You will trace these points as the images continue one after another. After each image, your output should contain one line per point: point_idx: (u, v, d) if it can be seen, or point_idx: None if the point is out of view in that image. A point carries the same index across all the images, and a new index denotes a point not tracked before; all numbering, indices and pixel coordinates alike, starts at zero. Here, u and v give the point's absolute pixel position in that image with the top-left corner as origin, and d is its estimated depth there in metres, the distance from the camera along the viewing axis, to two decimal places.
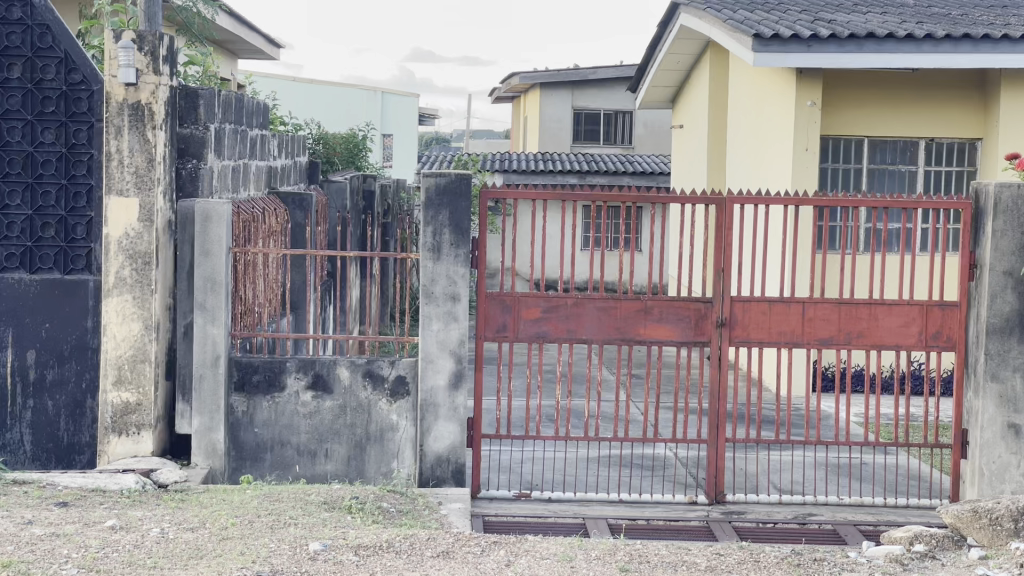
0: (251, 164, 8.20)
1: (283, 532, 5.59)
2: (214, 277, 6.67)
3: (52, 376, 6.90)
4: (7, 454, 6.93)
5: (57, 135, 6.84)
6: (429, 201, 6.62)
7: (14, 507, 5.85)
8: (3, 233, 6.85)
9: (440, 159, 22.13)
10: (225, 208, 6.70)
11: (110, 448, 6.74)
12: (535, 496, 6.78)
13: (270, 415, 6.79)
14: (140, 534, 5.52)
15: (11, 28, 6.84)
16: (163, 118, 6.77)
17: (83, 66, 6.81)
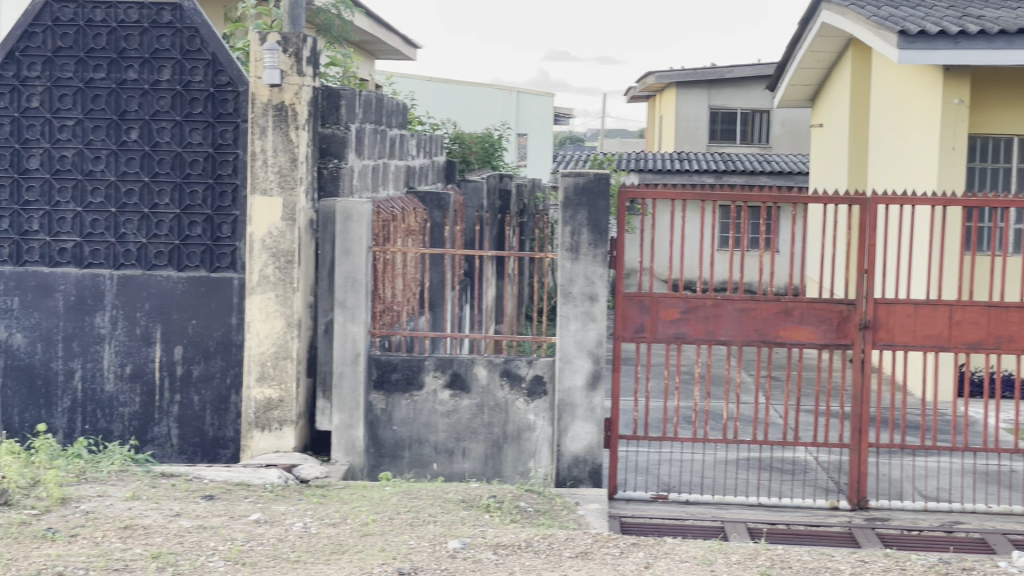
0: (390, 163, 8.28)
1: (423, 530, 5.63)
2: (355, 276, 6.75)
3: (198, 371, 7.04)
4: (155, 447, 7.10)
5: (204, 135, 7.00)
6: (568, 201, 6.62)
7: (163, 499, 6.00)
8: (153, 232, 7.04)
9: (575, 159, 22.11)
10: (366, 207, 6.75)
11: (253, 443, 6.86)
12: (672, 499, 6.75)
13: (409, 413, 6.86)
14: (284, 528, 5.61)
15: (162, 31, 7.03)
16: (305, 118, 6.85)
17: (230, 68, 6.94)
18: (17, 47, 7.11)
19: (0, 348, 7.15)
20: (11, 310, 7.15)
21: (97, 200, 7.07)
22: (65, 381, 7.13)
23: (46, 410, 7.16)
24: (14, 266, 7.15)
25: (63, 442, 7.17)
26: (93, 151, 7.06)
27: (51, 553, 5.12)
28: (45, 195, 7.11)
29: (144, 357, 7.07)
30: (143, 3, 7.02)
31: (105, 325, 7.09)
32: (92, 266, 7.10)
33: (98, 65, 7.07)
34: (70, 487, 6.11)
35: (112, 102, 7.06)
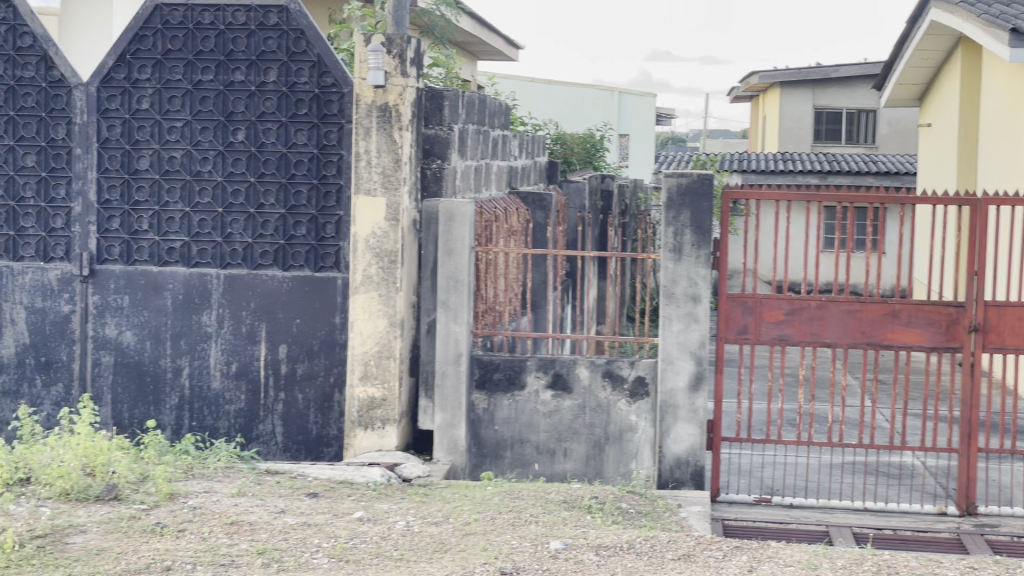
0: (493, 164, 8.30)
1: (524, 530, 5.63)
2: (457, 276, 6.78)
3: (302, 370, 7.12)
4: (260, 445, 7.19)
5: (309, 136, 7.07)
6: (671, 201, 6.59)
7: (268, 496, 6.08)
8: (258, 231, 7.14)
9: (678, 159, 22.00)
10: (469, 208, 6.77)
11: (356, 441, 6.92)
12: (776, 502, 6.69)
13: (510, 413, 6.88)
14: (386, 526, 5.64)
15: (268, 33, 7.10)
16: (409, 119, 6.89)
17: (335, 69, 6.99)
18: (128, 50, 7.25)
19: (111, 345, 7.29)
20: (122, 309, 7.28)
21: (204, 200, 7.18)
22: (173, 379, 7.25)
23: (154, 407, 7.28)
24: (124, 265, 7.29)
25: (171, 438, 7.29)
26: (201, 151, 7.17)
27: (159, 548, 5.21)
28: (154, 195, 7.25)
29: (250, 355, 7.16)
30: (250, 6, 7.11)
31: (211, 323, 7.19)
32: (200, 266, 7.21)
33: (206, 67, 7.17)
34: (178, 483, 6.22)
35: (220, 103, 7.16)
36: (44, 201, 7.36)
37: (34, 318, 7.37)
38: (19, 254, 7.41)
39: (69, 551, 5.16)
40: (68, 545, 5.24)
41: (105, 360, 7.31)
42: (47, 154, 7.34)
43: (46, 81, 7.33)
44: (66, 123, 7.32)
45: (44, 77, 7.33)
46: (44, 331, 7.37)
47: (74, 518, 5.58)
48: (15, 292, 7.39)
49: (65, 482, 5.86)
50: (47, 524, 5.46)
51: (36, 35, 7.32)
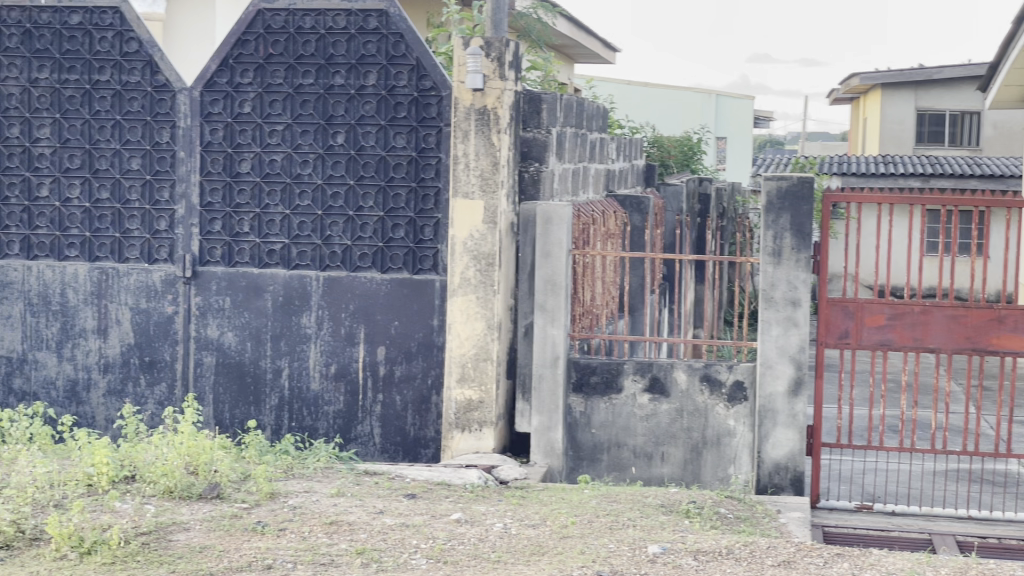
0: (591, 166, 8.29)
1: (622, 533, 5.62)
2: (555, 279, 6.78)
3: (400, 372, 7.16)
4: (359, 446, 7.25)
5: (408, 139, 7.11)
6: (771, 205, 6.53)
7: (367, 497, 6.12)
8: (358, 234, 7.20)
9: (776, 162, 21.79)
10: (567, 211, 6.76)
11: (453, 443, 6.95)
12: (877, 509, 6.60)
13: (608, 417, 6.86)
14: (484, 528, 5.66)
15: (368, 37, 7.15)
16: (507, 122, 6.90)
17: (433, 73, 7.04)
18: (231, 55, 7.34)
19: (213, 346, 7.40)
20: (223, 310, 7.38)
21: (304, 203, 7.26)
22: (273, 379, 7.34)
23: (254, 407, 7.38)
24: (225, 266, 7.39)
25: (271, 438, 7.37)
26: (301, 155, 7.25)
27: (260, 546, 5.27)
28: (255, 198, 7.34)
29: (348, 357, 7.22)
30: (351, 10, 7.18)
31: (311, 325, 7.27)
32: (299, 267, 7.29)
33: (306, 72, 7.23)
34: (278, 482, 6.29)
35: (320, 107, 7.22)
36: (148, 203, 7.48)
37: (139, 319, 7.50)
38: (124, 256, 7.53)
39: (173, 548, 5.25)
40: (172, 543, 5.32)
41: (207, 360, 7.41)
42: (152, 157, 7.45)
43: (151, 85, 7.44)
44: (170, 127, 7.43)
45: (150, 81, 7.44)
46: (148, 332, 7.50)
47: (177, 516, 5.67)
48: (120, 293, 7.52)
49: (169, 480, 5.96)
50: (151, 521, 5.55)
51: (142, 40, 7.43)
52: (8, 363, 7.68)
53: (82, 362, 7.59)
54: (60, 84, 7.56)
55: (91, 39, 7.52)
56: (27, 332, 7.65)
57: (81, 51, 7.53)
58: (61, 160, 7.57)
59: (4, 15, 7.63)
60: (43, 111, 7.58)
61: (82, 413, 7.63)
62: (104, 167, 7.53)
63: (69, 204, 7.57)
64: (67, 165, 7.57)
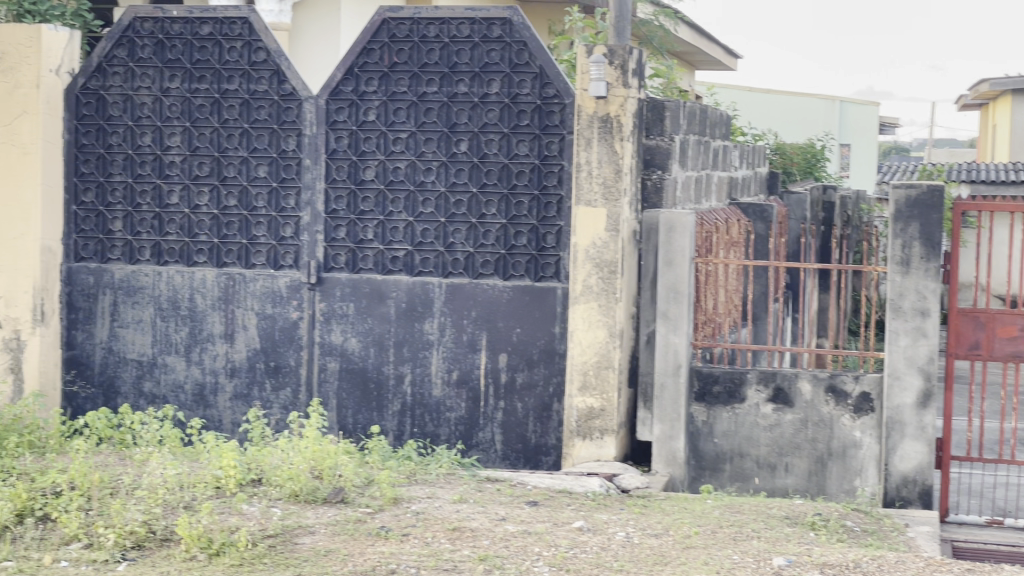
0: (714, 173, 8.24)
1: (746, 545, 5.56)
2: (678, 287, 6.75)
3: (522, 379, 7.17)
4: (480, 452, 7.27)
5: (531, 147, 7.12)
6: (900, 213, 6.43)
7: (489, 503, 6.15)
8: (480, 241, 7.21)
9: (902, 170, 21.42)
10: (690, 218, 6.73)
11: (574, 451, 6.96)
12: (1008, 525, 6.46)
13: (730, 426, 6.80)
14: (606, 537, 5.64)
15: (492, 45, 7.18)
16: (631, 130, 6.89)
17: (557, 81, 7.02)
18: (356, 63, 7.42)
19: (338, 352, 7.48)
20: (347, 316, 7.46)
21: (428, 210, 7.31)
22: (396, 385, 7.40)
23: (377, 412, 7.44)
24: (350, 273, 7.47)
25: (393, 443, 7.43)
26: (424, 162, 7.31)
27: (384, 551, 5.32)
28: (379, 206, 7.41)
29: (470, 363, 7.26)
30: (474, 18, 7.18)
31: (433, 331, 7.32)
32: (422, 274, 7.34)
33: (431, 80, 7.30)
34: (401, 488, 6.34)
35: (444, 114, 7.27)
36: (275, 210, 7.58)
37: (265, 324, 7.62)
38: (251, 262, 7.64)
39: (299, 551, 5.32)
40: (298, 546, 5.40)
41: (331, 366, 7.50)
42: (278, 165, 7.56)
43: (278, 94, 7.54)
44: (296, 135, 7.52)
45: (277, 90, 7.54)
46: (273, 337, 7.61)
47: (303, 519, 5.75)
48: (247, 298, 7.63)
49: (295, 483, 6.04)
50: (278, 523, 5.63)
51: (269, 50, 7.53)
52: (138, 366, 7.85)
53: (209, 366, 7.73)
54: (191, 93, 7.71)
55: (221, 49, 7.65)
56: (157, 336, 7.82)
57: (211, 61, 7.67)
58: (190, 168, 7.72)
59: (137, 26, 7.79)
60: (174, 120, 7.75)
61: (209, 417, 7.76)
62: (232, 175, 7.65)
63: (198, 211, 7.71)
64: (197, 172, 7.71)
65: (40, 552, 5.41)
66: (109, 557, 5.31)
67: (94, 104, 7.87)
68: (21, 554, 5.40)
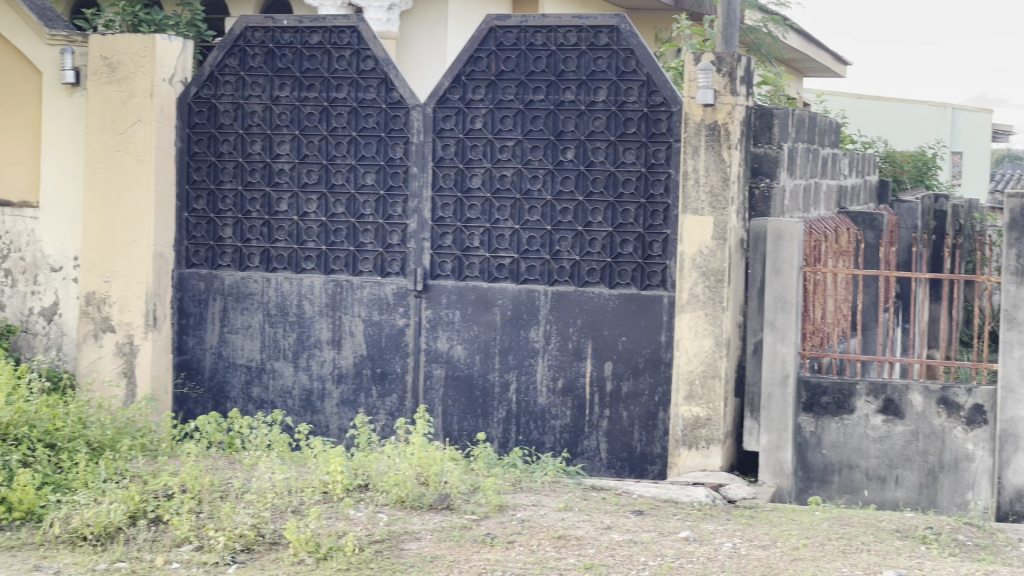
0: (822, 182, 8.16)
1: (856, 558, 5.48)
2: (786, 296, 6.68)
3: (627, 388, 7.15)
4: (585, 460, 7.26)
5: (637, 155, 7.10)
6: (1015, 223, 6.27)
7: (595, 512, 6.14)
8: (586, 249, 7.22)
9: (1016, 178, 21.02)
10: (798, 227, 6.67)
11: (680, 460, 6.92)
12: None
13: (839, 437, 6.72)
14: (713, 547, 5.59)
15: (599, 53, 7.17)
16: (739, 138, 6.85)
17: (664, 89, 7.02)
18: (463, 71, 7.45)
19: (443, 359, 7.52)
20: (453, 323, 7.50)
21: (534, 218, 7.32)
22: (501, 393, 7.42)
23: (482, 420, 7.46)
24: (456, 280, 7.50)
25: (499, 450, 7.45)
26: (531, 170, 7.32)
27: (489, 558, 5.33)
28: (486, 213, 7.43)
29: (576, 371, 7.25)
30: (582, 26, 7.19)
31: (539, 339, 7.32)
32: (528, 282, 7.35)
33: (538, 87, 7.30)
34: (506, 495, 6.35)
35: (551, 122, 7.27)
36: (382, 217, 7.63)
37: (371, 331, 7.68)
38: (358, 269, 7.71)
39: (405, 557, 5.35)
40: (404, 551, 5.43)
41: (437, 373, 7.54)
42: (386, 172, 7.61)
43: (386, 102, 7.61)
44: (404, 143, 7.58)
45: (385, 98, 7.61)
46: (380, 343, 7.66)
47: (409, 525, 5.78)
48: (354, 305, 7.70)
49: (401, 490, 6.08)
50: (384, 529, 5.68)
51: (377, 58, 7.60)
52: (248, 371, 7.97)
53: (317, 372, 7.82)
54: (300, 101, 7.80)
55: (330, 58, 7.74)
56: (265, 342, 7.92)
57: (320, 69, 7.76)
58: (299, 175, 7.81)
59: (249, 35, 7.91)
60: (284, 128, 7.84)
61: (316, 422, 7.85)
62: (340, 183, 7.72)
63: (307, 218, 7.80)
64: (305, 180, 7.80)
65: (152, 554, 5.49)
66: (220, 560, 5.38)
67: (206, 113, 8.00)
68: (134, 555, 5.49)
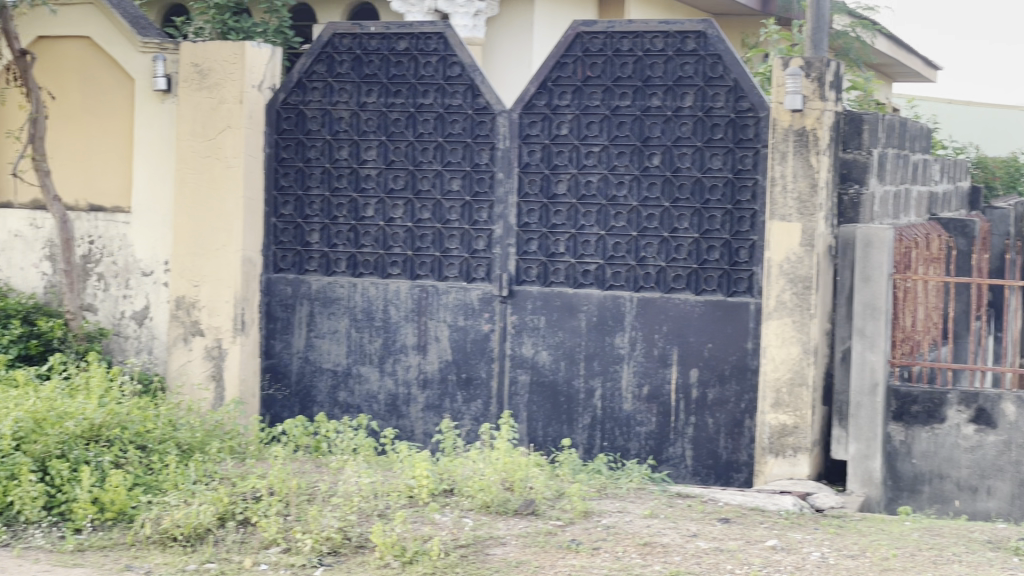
0: (913, 188, 8.06)
1: (947, 569, 5.40)
2: (875, 303, 6.61)
3: (714, 395, 7.10)
4: (670, 467, 7.22)
5: (724, 161, 7.05)
6: None
7: (680, 519, 6.10)
8: (672, 255, 7.18)
9: None
10: (888, 234, 6.61)
11: (766, 468, 6.87)
12: None
13: (930, 447, 6.63)
14: (801, 556, 5.54)
15: (686, 58, 7.14)
16: (828, 144, 6.78)
17: (752, 94, 6.94)
18: (549, 77, 7.45)
19: (529, 364, 7.53)
20: (538, 329, 7.50)
21: (620, 224, 7.31)
22: (587, 399, 7.41)
23: (567, 426, 7.46)
24: (541, 286, 7.50)
25: (583, 457, 7.44)
26: (617, 176, 7.31)
27: (575, 564, 5.33)
28: (571, 219, 7.42)
29: (661, 378, 7.22)
30: (669, 32, 7.16)
31: (624, 345, 7.31)
32: (614, 288, 7.34)
33: (624, 93, 7.29)
34: (592, 501, 6.34)
35: (637, 128, 7.25)
36: (468, 223, 7.64)
37: (457, 336, 7.70)
38: (444, 274, 7.73)
39: (490, 562, 5.36)
40: (489, 556, 5.43)
41: (522, 378, 7.55)
42: (471, 178, 7.63)
43: (472, 108, 7.62)
44: (490, 149, 7.58)
45: (471, 105, 7.63)
46: (465, 349, 7.69)
47: (494, 530, 5.79)
48: (439, 310, 7.73)
49: (486, 495, 6.09)
50: (470, 534, 5.69)
51: (464, 64, 7.63)
52: (334, 376, 8.04)
53: (402, 377, 7.86)
54: (387, 107, 7.85)
55: (417, 64, 7.78)
56: (352, 346, 7.98)
57: (407, 76, 7.80)
58: (386, 181, 7.85)
59: (336, 42, 7.97)
60: (371, 134, 7.90)
61: (402, 427, 7.89)
62: (426, 189, 7.76)
63: (393, 224, 7.84)
64: (392, 186, 7.84)
65: (240, 556, 5.55)
66: (307, 562, 5.43)
67: (295, 119, 8.08)
68: (223, 557, 5.55)
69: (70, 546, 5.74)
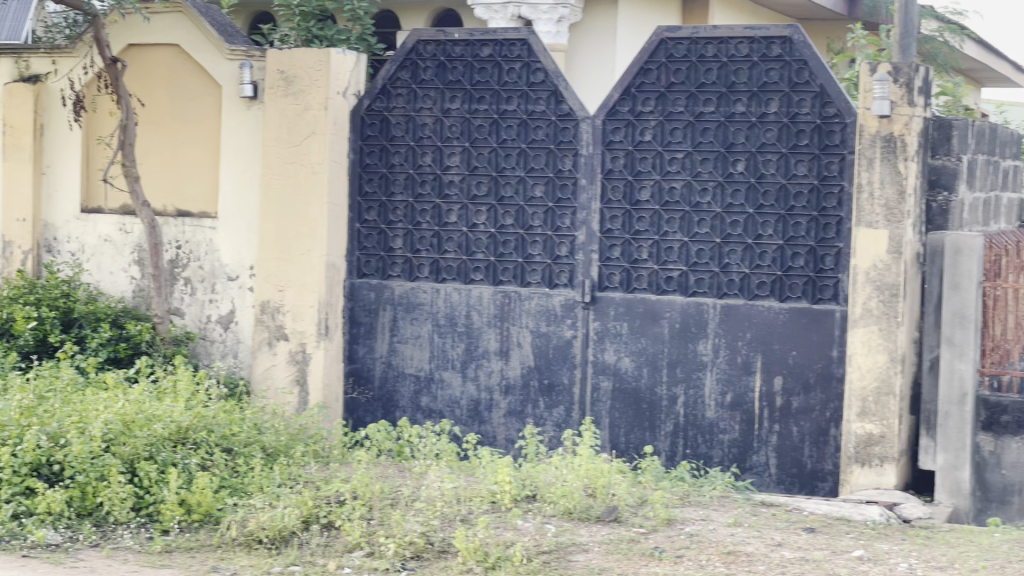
0: (1003, 194, 7.93)
1: None
2: (964, 312, 6.54)
3: (798, 403, 7.04)
4: (754, 476, 7.16)
5: (810, 167, 6.99)
6: None
7: (765, 528, 6.05)
8: (756, 262, 7.13)
9: None
10: (978, 241, 6.53)
11: (852, 478, 6.80)
12: None
13: (1020, 457, 6.52)
14: (887, 567, 5.46)
15: (771, 64, 7.08)
16: (916, 150, 6.70)
17: (838, 100, 6.89)
18: (633, 84, 7.45)
19: (611, 371, 7.52)
20: (621, 335, 7.48)
21: (703, 231, 7.26)
22: (669, 406, 7.37)
23: (650, 432, 7.43)
24: (624, 292, 7.48)
25: (666, 464, 7.40)
26: (700, 183, 7.26)
27: (658, 572, 5.30)
28: (654, 225, 7.40)
29: (745, 386, 7.17)
30: (754, 38, 7.11)
31: (707, 352, 7.26)
32: (697, 294, 7.29)
33: (708, 99, 7.25)
34: (674, 509, 6.31)
35: (721, 134, 7.21)
36: (551, 229, 7.65)
37: (539, 342, 7.71)
38: (526, 280, 7.73)
39: (572, 569, 5.35)
40: (572, 563, 5.42)
41: (605, 385, 7.54)
42: (555, 185, 7.64)
43: (556, 114, 7.63)
44: (573, 155, 7.59)
45: (555, 111, 7.63)
46: (548, 354, 7.69)
47: (577, 537, 5.77)
48: (522, 316, 7.73)
49: (569, 501, 6.09)
50: (552, 540, 5.68)
51: (547, 71, 7.64)
52: (416, 381, 8.07)
53: (484, 383, 7.88)
54: (470, 114, 7.87)
55: (500, 70, 7.79)
56: (434, 352, 8.01)
57: (490, 82, 7.81)
58: (469, 187, 7.87)
59: (421, 49, 8.02)
60: (454, 140, 7.91)
61: (484, 432, 7.90)
62: (509, 195, 7.76)
63: (476, 230, 7.85)
64: (475, 192, 7.85)
65: (325, 559, 5.59)
66: (390, 567, 5.46)
67: (379, 125, 8.12)
68: (308, 560, 5.60)
69: (158, 546, 5.80)
